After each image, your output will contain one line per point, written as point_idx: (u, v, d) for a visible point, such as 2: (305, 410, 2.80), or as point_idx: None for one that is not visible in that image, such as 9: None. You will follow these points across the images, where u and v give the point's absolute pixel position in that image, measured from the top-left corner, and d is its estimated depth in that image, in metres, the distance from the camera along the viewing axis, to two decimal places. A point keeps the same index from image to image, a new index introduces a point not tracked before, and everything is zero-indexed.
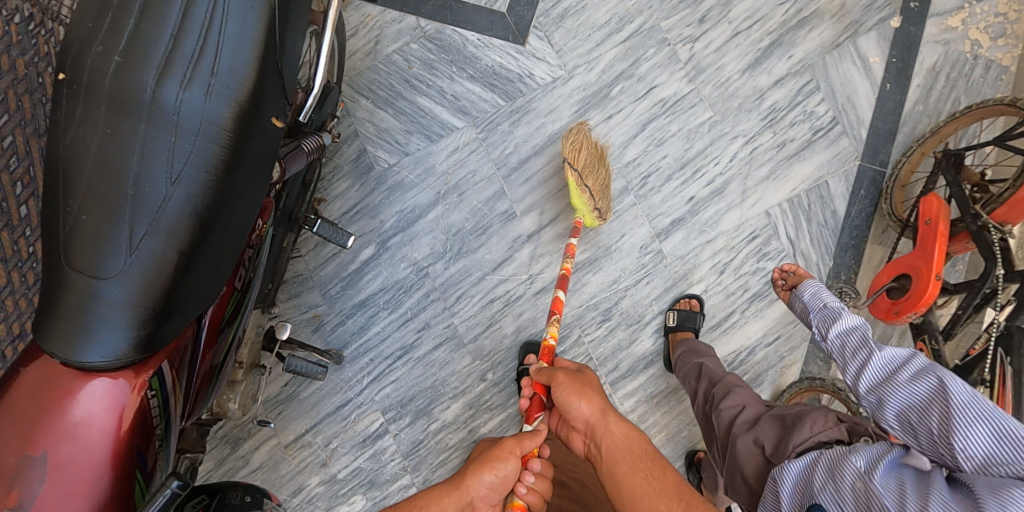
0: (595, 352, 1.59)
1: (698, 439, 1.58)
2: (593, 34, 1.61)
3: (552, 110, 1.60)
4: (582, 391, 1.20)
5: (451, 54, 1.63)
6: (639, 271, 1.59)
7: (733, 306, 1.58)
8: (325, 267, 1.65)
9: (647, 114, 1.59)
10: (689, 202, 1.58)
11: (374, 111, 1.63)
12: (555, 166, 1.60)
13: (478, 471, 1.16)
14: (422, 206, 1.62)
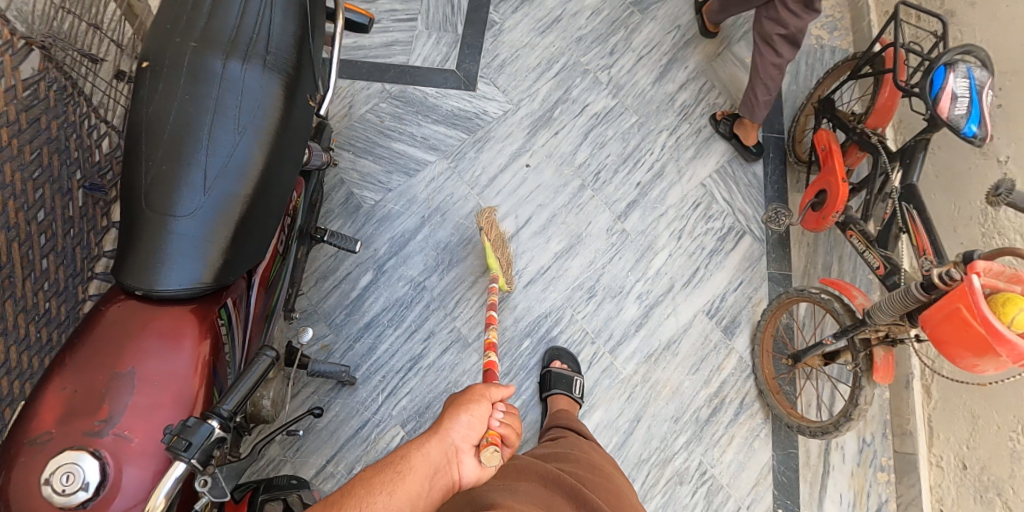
0: (589, 326, 1.75)
1: (699, 385, 1.71)
2: (529, 74, 1.97)
3: (509, 134, 1.91)
4: None
5: (416, 106, 1.93)
6: (610, 249, 1.82)
7: (696, 264, 1.82)
8: (328, 300, 1.75)
9: (587, 125, 1.93)
10: (637, 186, 1.88)
11: (357, 160, 1.87)
12: (520, 177, 1.87)
13: (453, 412, 1.05)
14: (410, 230, 1.82)
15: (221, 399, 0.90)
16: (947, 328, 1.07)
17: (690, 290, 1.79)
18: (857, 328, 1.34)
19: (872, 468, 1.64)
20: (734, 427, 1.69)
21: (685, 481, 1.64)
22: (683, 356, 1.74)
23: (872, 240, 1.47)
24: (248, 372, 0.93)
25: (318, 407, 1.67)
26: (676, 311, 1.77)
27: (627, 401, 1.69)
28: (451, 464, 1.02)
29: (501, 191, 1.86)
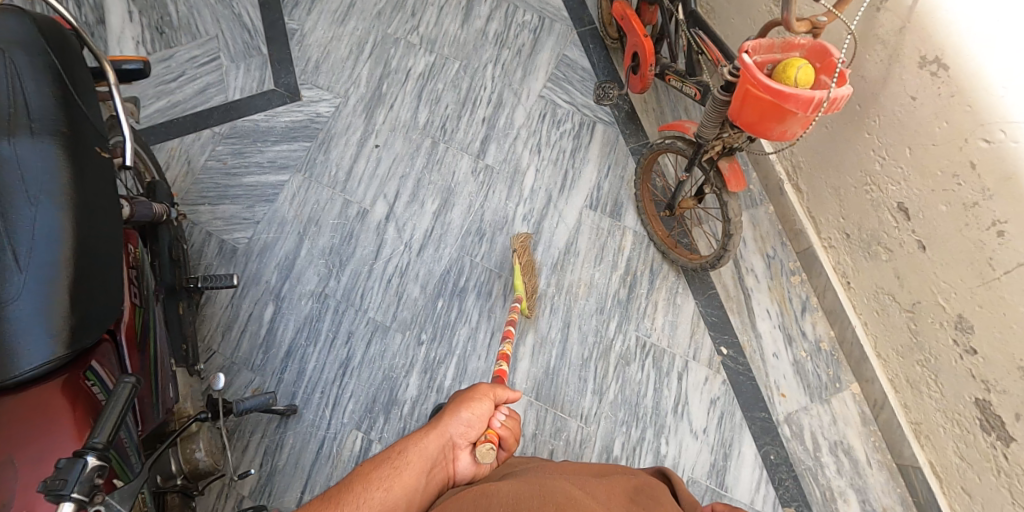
0: (491, 264, 1.79)
1: (609, 273, 1.80)
2: (345, 63, 1.99)
3: (349, 125, 1.92)
4: None
5: (251, 136, 1.92)
6: (481, 187, 1.86)
7: (564, 169, 1.89)
8: (241, 346, 1.72)
9: (418, 86, 1.97)
10: (484, 122, 1.93)
11: (215, 207, 1.84)
12: (373, 158, 1.88)
13: (454, 410, 1.22)
14: (292, 251, 1.80)
15: (92, 433, 0.93)
16: (749, 111, 1.14)
17: (568, 192, 1.86)
18: (699, 152, 1.42)
19: (784, 277, 1.82)
20: (654, 293, 1.78)
21: (631, 359, 1.73)
22: (586, 253, 1.81)
23: (681, 74, 1.58)
24: (113, 402, 0.96)
25: (272, 447, 1.67)
26: (563, 217, 1.84)
27: (552, 314, 1.76)
28: (447, 459, 1.18)
29: (362, 179, 1.86)
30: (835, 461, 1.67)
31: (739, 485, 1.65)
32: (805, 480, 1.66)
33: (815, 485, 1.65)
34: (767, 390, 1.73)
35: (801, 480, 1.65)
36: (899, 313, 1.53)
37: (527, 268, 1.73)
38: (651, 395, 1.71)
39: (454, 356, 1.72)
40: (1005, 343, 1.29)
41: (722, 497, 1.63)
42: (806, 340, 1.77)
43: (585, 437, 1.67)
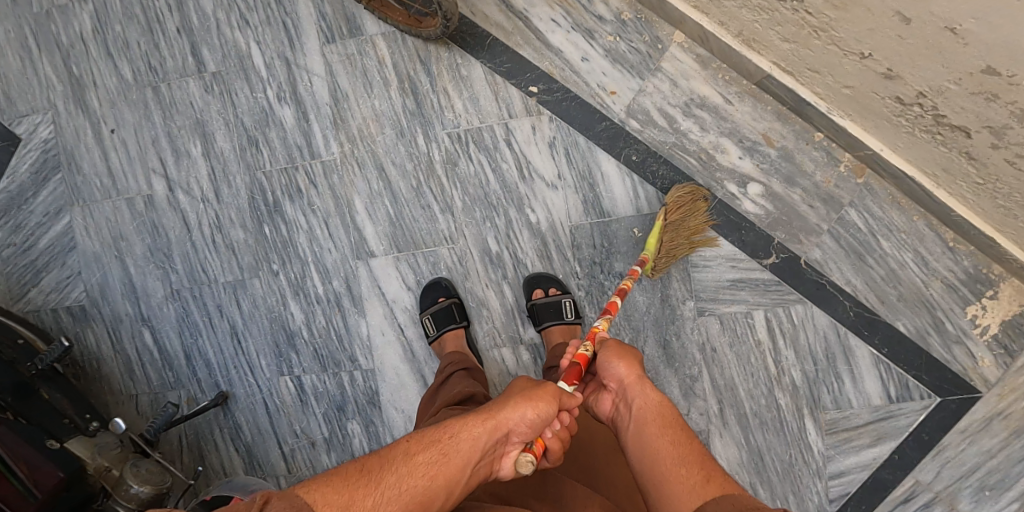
0: (283, 163, 1.68)
1: (390, 98, 1.68)
2: (13, 62, 1.67)
3: (77, 129, 1.67)
4: (622, 353, 1.23)
5: (11, 204, 1.67)
6: (222, 97, 1.67)
7: (280, 23, 1.67)
8: (151, 377, 1.68)
9: (100, 41, 1.67)
10: (179, 32, 1.66)
11: (39, 288, 1.68)
12: (118, 145, 1.67)
13: (518, 406, 1.09)
14: (124, 276, 1.68)
15: None
16: None
17: (299, 43, 1.67)
18: None
19: None
20: (438, 83, 1.68)
21: (460, 160, 1.68)
22: (355, 91, 1.67)
23: None
24: None
25: (231, 431, 1.68)
26: (311, 73, 1.67)
27: (363, 171, 1.68)
28: (494, 454, 1.09)
29: (126, 168, 1.67)
30: (694, 121, 1.65)
31: (618, 203, 1.67)
32: (675, 157, 1.66)
33: (689, 156, 1.66)
34: (598, 96, 1.67)
35: (673, 161, 1.66)
36: None
37: (674, 218, 1.62)
38: (497, 176, 1.68)
39: (310, 265, 1.68)
40: None
41: (615, 224, 1.68)
42: (605, 24, 1.66)
43: (462, 254, 1.69)
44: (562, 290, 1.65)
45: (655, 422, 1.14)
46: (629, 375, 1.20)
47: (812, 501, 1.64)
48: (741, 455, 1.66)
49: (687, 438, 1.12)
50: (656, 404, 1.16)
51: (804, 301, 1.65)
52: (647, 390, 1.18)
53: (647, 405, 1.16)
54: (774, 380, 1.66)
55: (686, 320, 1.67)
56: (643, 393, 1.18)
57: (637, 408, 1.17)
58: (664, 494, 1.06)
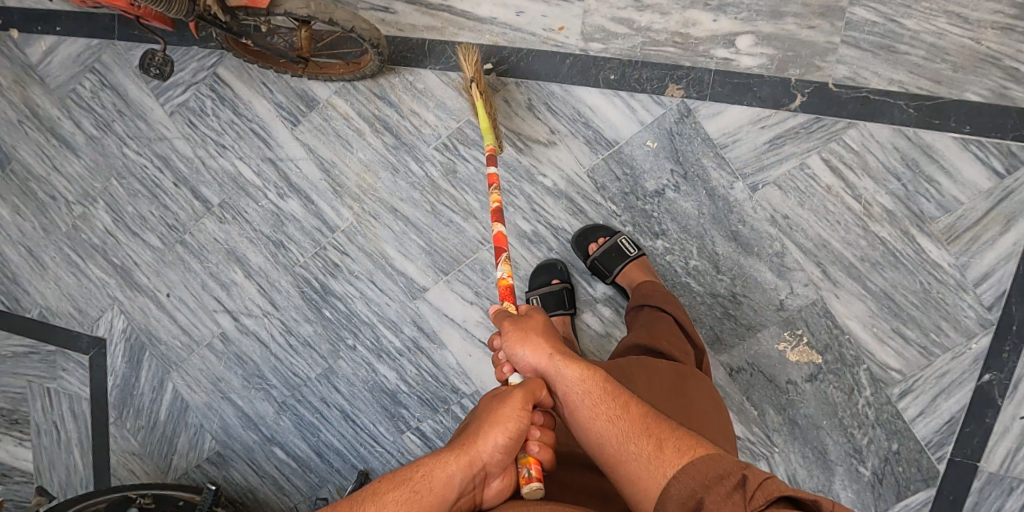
0: (313, 250, 1.74)
1: (369, 145, 1.69)
2: (68, 279, 1.84)
3: (143, 307, 1.82)
4: (524, 337, 1.18)
5: (123, 394, 1.84)
6: (236, 219, 1.76)
7: (250, 130, 1.72)
8: (298, 484, 1.78)
9: (121, 226, 1.80)
10: (175, 184, 1.77)
11: (177, 451, 1.82)
12: (178, 304, 1.80)
13: (489, 434, 1.05)
14: (236, 409, 1.79)
15: None
16: None
17: (273, 139, 1.72)
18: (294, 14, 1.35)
19: None
20: (402, 107, 1.66)
21: (455, 164, 1.66)
22: (338, 154, 1.70)
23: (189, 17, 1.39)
24: None
25: None
26: (295, 159, 1.72)
27: (380, 219, 1.71)
28: (476, 486, 1.05)
29: (194, 320, 1.80)
30: (652, 11, 1.55)
31: (620, 127, 1.59)
32: (652, 55, 1.56)
33: (665, 47, 1.55)
34: (550, 39, 1.58)
35: (650, 61, 1.56)
36: None
37: None
38: (496, 161, 1.64)
39: (379, 325, 1.73)
40: None
41: (625, 147, 1.59)
42: None
43: None
44: (608, 234, 1.59)
45: (592, 404, 1.10)
46: (543, 359, 1.16)
47: (969, 317, 1.56)
48: (871, 303, 1.58)
49: (628, 409, 1.09)
50: (581, 384, 1.12)
51: (857, 123, 1.52)
52: (568, 369, 1.14)
53: (572, 387, 1.12)
54: (865, 215, 1.55)
55: (745, 202, 1.58)
56: (565, 378, 1.13)
57: (564, 393, 1.13)
58: (625, 473, 1.04)
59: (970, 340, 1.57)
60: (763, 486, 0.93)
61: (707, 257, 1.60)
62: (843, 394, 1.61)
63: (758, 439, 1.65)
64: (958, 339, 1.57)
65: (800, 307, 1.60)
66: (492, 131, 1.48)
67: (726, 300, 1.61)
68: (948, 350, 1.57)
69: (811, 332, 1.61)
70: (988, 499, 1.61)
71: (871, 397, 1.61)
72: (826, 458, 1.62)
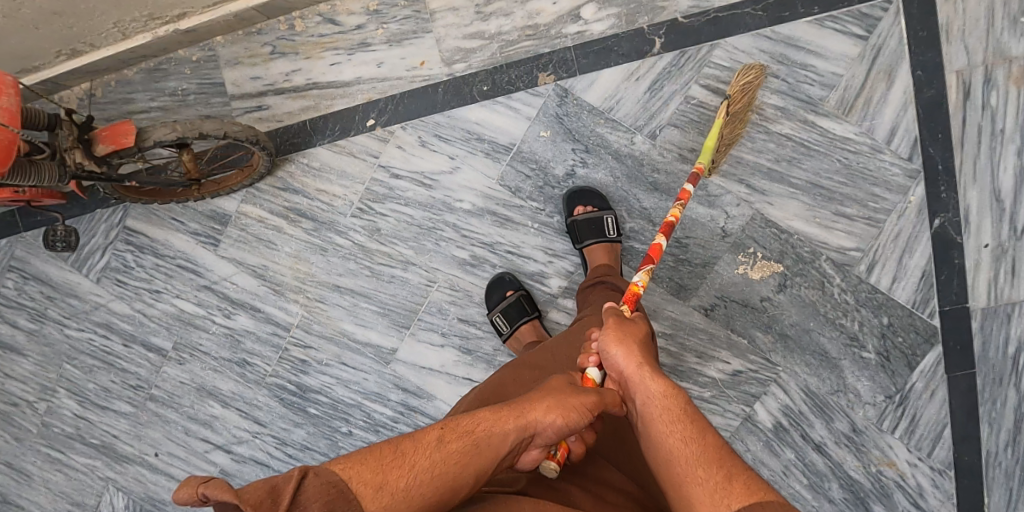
0: (277, 355, 1.74)
1: (292, 237, 1.71)
2: (52, 480, 1.79)
3: (133, 478, 1.77)
4: (622, 341, 1.19)
5: None
6: (194, 356, 1.76)
7: (178, 267, 1.75)
8: None
9: (88, 405, 1.79)
10: (127, 345, 1.77)
11: None
12: (167, 461, 1.76)
13: (548, 411, 1.09)
14: None
15: None
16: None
17: (202, 268, 1.74)
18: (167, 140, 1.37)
19: (295, 37, 1.65)
20: (308, 190, 1.69)
21: (376, 222, 1.69)
22: (265, 257, 1.72)
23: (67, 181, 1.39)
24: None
25: None
26: (229, 278, 1.73)
27: (328, 301, 1.72)
28: (522, 448, 1.10)
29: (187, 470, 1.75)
30: (497, 17, 1.61)
31: (510, 130, 1.63)
32: (512, 54, 1.61)
33: (521, 43, 1.61)
34: (416, 76, 1.64)
35: (514, 58, 1.61)
36: None
37: None
38: (413, 206, 1.67)
39: (365, 402, 1.72)
40: None
41: (522, 145, 1.63)
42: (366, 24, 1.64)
43: (452, 283, 1.69)
44: (603, 206, 1.59)
45: (667, 422, 1.07)
46: (630, 363, 1.15)
47: (896, 174, 1.60)
48: (804, 198, 1.62)
49: (706, 437, 1.04)
50: (662, 399, 1.09)
51: (717, 43, 1.58)
52: (651, 382, 1.12)
53: (651, 401, 1.10)
54: (762, 123, 1.61)
55: (650, 152, 1.62)
56: (647, 386, 1.12)
57: (642, 404, 1.11)
58: (682, 494, 1.00)
59: (907, 195, 1.61)
60: None
61: (640, 217, 1.63)
62: (817, 292, 1.66)
63: (761, 365, 1.70)
64: (895, 198, 1.61)
65: (742, 227, 1.64)
66: (714, 150, 1.48)
67: (674, 249, 1.67)
68: (892, 211, 1.62)
69: (763, 246, 1.64)
70: (991, 332, 1.65)
71: (844, 284, 1.65)
72: (830, 358, 1.68)
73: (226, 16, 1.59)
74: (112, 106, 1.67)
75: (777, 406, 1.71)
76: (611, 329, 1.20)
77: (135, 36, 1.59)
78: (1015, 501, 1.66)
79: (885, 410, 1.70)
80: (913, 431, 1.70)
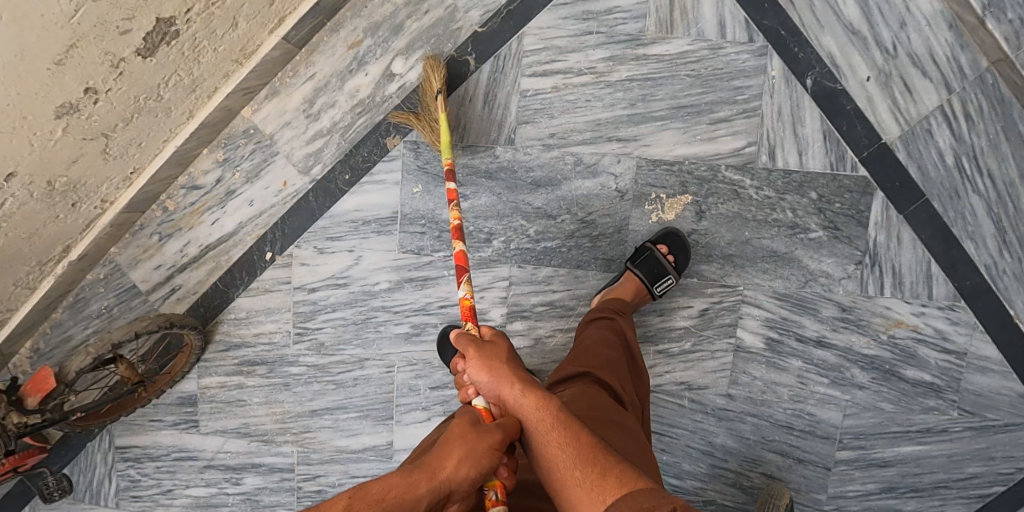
0: (294, 497, 1.79)
1: (256, 388, 1.77)
2: None
3: None
4: (491, 364, 1.24)
5: None
6: None
7: (174, 462, 1.81)
8: None
9: None
10: None
11: None
12: None
13: (456, 462, 1.13)
14: None
15: None
16: None
17: (193, 452, 1.81)
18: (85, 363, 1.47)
19: (169, 218, 1.73)
20: (248, 340, 1.76)
21: (318, 338, 1.74)
22: (241, 415, 1.79)
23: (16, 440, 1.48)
24: None
25: None
26: (220, 450, 1.80)
27: (313, 427, 1.77)
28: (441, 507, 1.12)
29: None
30: (324, 111, 1.67)
31: (385, 202, 1.68)
32: (354, 136, 1.67)
33: (356, 122, 1.66)
34: (285, 197, 1.71)
35: (358, 138, 1.67)
36: (179, 116, 1.56)
37: None
38: (340, 308, 1.73)
39: None
40: (138, 76, 1.38)
41: (403, 209, 1.68)
42: (221, 175, 1.71)
43: (408, 358, 1.73)
44: (676, 264, 1.58)
45: (545, 432, 1.18)
46: (501, 386, 1.22)
47: (746, 59, 1.58)
48: (675, 124, 1.61)
49: (579, 439, 1.16)
50: (541, 411, 1.19)
51: (523, 32, 1.60)
52: (525, 397, 1.20)
53: (529, 416, 1.20)
54: (599, 78, 1.60)
55: (518, 157, 1.63)
56: (523, 402, 1.20)
57: (524, 419, 1.20)
58: (568, 497, 1.12)
59: (767, 72, 1.58)
60: None
61: (541, 217, 1.65)
62: (736, 202, 1.62)
63: (722, 294, 1.65)
64: (759, 81, 1.58)
65: (634, 179, 1.62)
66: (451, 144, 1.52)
67: (581, 227, 1.64)
68: (762, 93, 1.59)
69: (663, 186, 1.62)
70: (920, 153, 1.59)
71: (756, 181, 1.61)
72: (782, 255, 1.63)
73: (105, 230, 1.66)
74: (56, 349, 1.77)
75: (759, 323, 1.65)
76: (476, 355, 1.25)
77: (42, 282, 1.68)
78: None
79: (863, 275, 1.63)
80: (901, 282, 1.63)
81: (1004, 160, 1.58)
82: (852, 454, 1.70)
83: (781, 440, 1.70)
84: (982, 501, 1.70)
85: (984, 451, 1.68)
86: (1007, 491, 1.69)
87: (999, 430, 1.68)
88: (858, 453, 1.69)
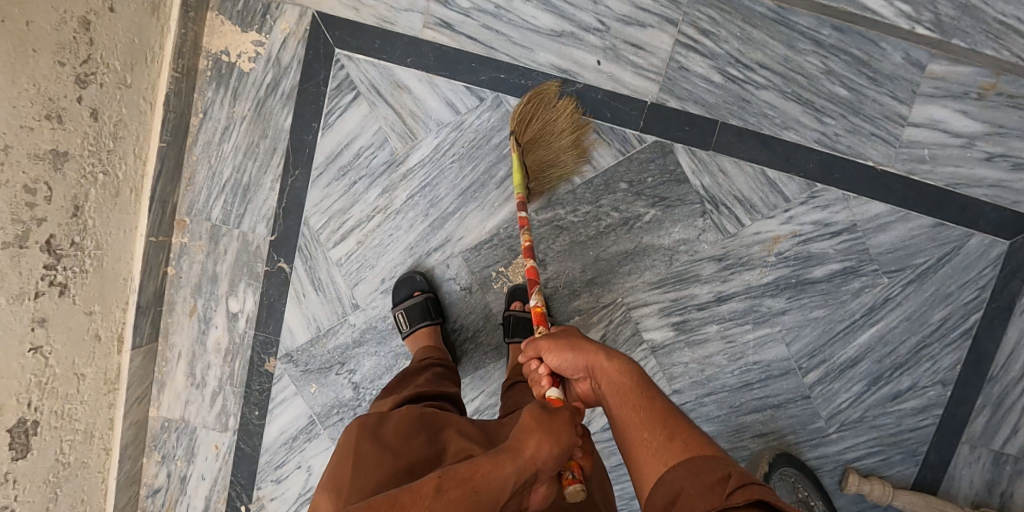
0: None
1: None
2: None
3: None
4: (574, 344, 1.20)
5: None
6: None
7: None
8: None
9: None
10: None
11: None
12: None
13: (545, 440, 1.06)
14: None
15: None
16: None
17: None
18: None
19: None
20: None
21: None
22: None
23: None
24: None
25: None
26: None
27: None
28: (527, 489, 1.06)
29: None
30: (207, 374, 1.74)
31: (297, 415, 1.73)
32: (239, 380, 1.74)
33: (233, 367, 1.74)
34: (224, 459, 1.77)
35: (245, 379, 1.74)
36: (99, 455, 1.67)
37: None
38: None
39: None
40: (40, 466, 1.49)
41: (315, 411, 1.73)
42: (167, 472, 1.78)
43: None
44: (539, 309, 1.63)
45: (620, 396, 1.12)
46: (582, 358, 1.18)
47: (489, 116, 1.61)
48: (471, 207, 1.64)
49: (654, 400, 1.11)
50: (617, 378, 1.14)
51: (305, 217, 1.67)
52: (606, 367, 1.16)
53: (609, 384, 1.14)
54: (386, 213, 1.66)
55: (370, 314, 1.69)
56: (603, 370, 1.16)
57: (604, 391, 1.15)
58: (635, 458, 1.07)
59: None
60: (743, 491, 0.96)
61: None
62: (564, 235, 1.63)
63: (607, 314, 1.66)
64: (511, 127, 1.61)
65: (470, 271, 1.67)
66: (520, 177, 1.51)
67: (456, 336, 1.69)
68: None
69: (496, 262, 1.66)
70: (687, 91, 1.57)
71: (567, 208, 1.63)
72: (634, 250, 1.63)
73: None
74: None
75: (657, 318, 1.65)
76: (553, 342, 1.21)
77: None
78: (879, 138, 1.57)
79: (716, 221, 1.61)
80: (752, 205, 1.60)
81: (764, 47, 1.55)
82: (820, 373, 1.66)
83: (750, 399, 1.67)
84: (969, 336, 1.62)
85: (938, 294, 1.61)
86: (987, 314, 1.61)
87: (938, 267, 1.61)
88: (825, 367, 1.66)
